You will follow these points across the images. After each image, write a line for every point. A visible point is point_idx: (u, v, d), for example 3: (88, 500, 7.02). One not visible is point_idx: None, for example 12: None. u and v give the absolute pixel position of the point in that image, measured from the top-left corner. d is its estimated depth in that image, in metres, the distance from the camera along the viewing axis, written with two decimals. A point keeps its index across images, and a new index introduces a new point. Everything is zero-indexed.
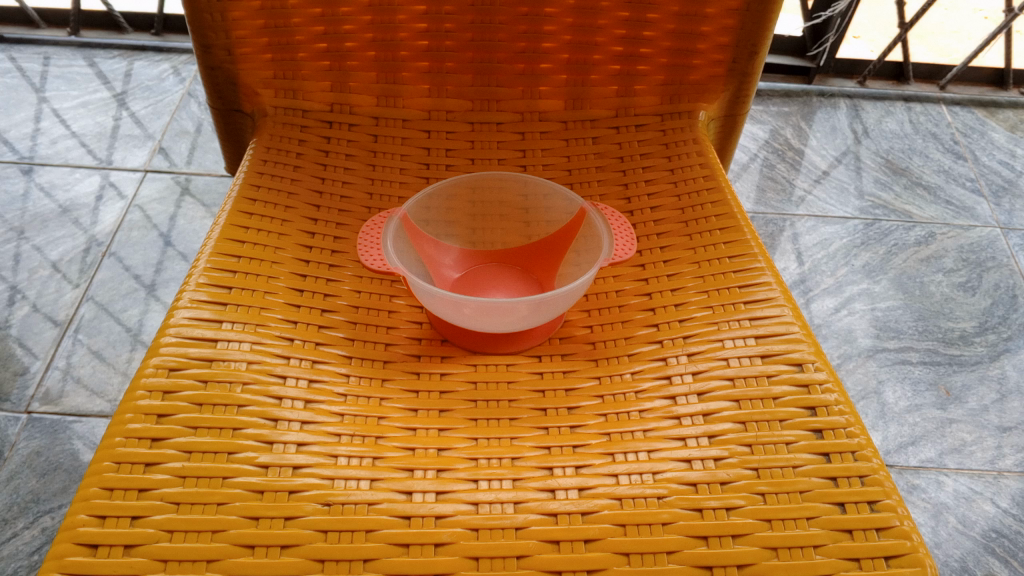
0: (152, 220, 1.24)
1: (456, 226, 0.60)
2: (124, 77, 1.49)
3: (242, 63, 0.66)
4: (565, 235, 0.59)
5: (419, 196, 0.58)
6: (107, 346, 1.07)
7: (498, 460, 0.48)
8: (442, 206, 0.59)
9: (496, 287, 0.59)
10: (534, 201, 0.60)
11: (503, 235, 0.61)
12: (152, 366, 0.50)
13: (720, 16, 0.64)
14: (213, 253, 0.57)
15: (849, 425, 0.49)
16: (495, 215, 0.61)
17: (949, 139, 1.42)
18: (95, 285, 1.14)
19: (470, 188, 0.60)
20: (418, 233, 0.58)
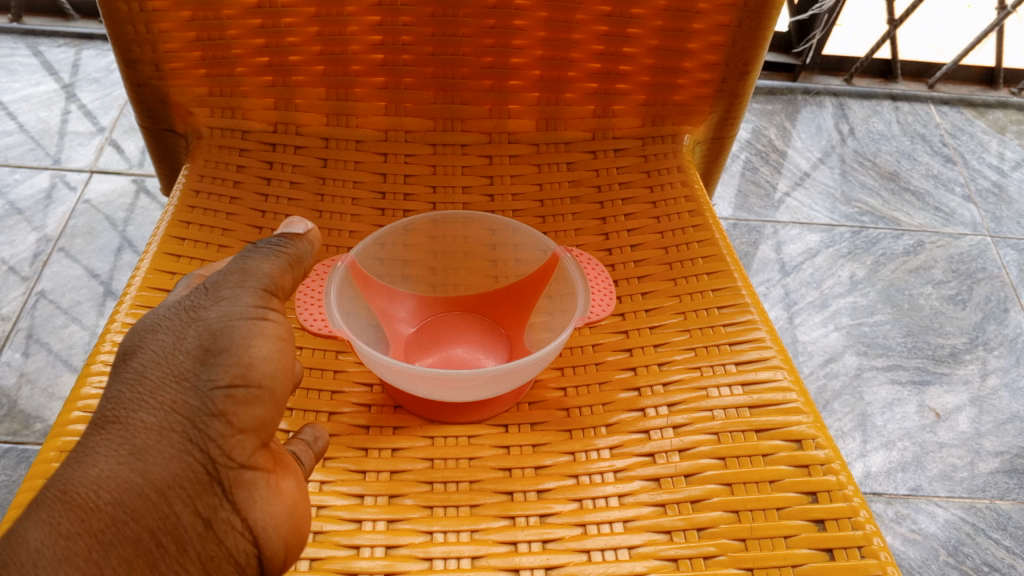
0: (107, 220, 1.16)
1: (413, 271, 0.54)
2: (71, 68, 1.39)
3: (172, 79, 0.59)
4: (536, 283, 0.53)
5: (370, 240, 0.51)
6: (61, 357, 0.99)
7: (457, 561, 0.41)
8: (396, 249, 0.53)
9: (457, 343, 0.53)
10: (501, 243, 0.54)
11: (466, 281, 0.55)
12: (54, 449, 0.43)
13: (708, 32, 0.57)
14: (133, 308, 0.50)
15: (855, 513, 0.42)
16: (456, 258, 0.54)
17: (937, 141, 1.37)
18: (45, 289, 1.06)
19: (429, 228, 0.53)
20: (368, 281, 0.51)
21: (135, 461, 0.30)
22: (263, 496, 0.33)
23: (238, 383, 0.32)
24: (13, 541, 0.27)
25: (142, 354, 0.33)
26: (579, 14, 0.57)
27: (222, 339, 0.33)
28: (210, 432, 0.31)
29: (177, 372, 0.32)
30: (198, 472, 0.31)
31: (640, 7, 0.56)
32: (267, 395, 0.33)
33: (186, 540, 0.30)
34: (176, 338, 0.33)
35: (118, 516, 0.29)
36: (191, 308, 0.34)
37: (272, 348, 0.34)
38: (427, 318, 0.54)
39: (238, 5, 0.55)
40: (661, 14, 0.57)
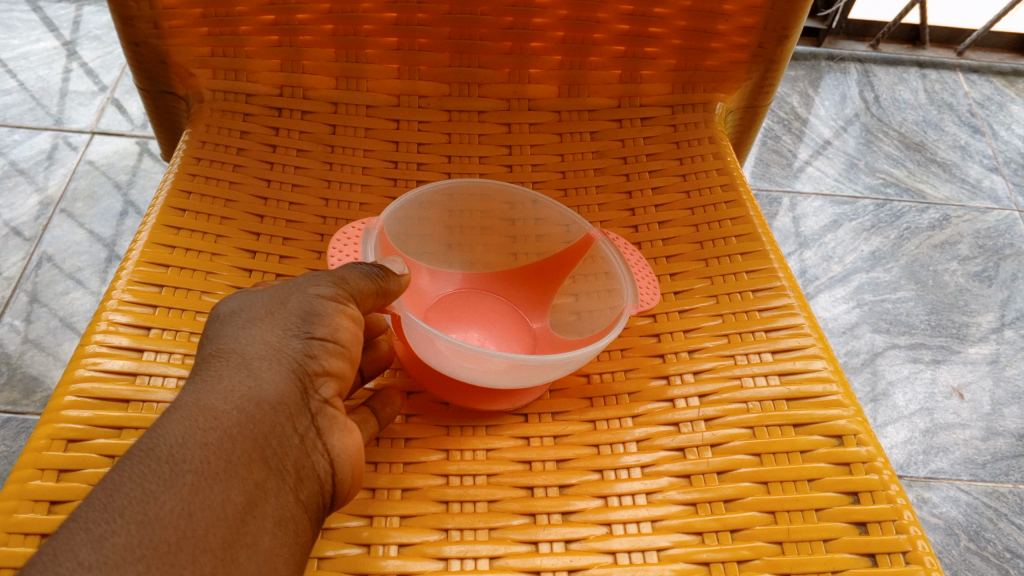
0: (113, 182, 1.12)
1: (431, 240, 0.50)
2: (72, 25, 1.34)
3: (171, 38, 0.55)
4: (563, 263, 0.51)
5: (400, 203, 0.47)
6: (68, 322, 0.97)
7: (474, 563, 0.39)
8: (422, 214, 0.49)
9: (477, 324, 0.51)
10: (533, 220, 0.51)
11: (483, 255, 0.52)
12: (45, 436, 0.40)
13: None
14: (130, 283, 0.47)
15: (898, 516, 0.40)
16: (478, 230, 0.51)
17: (966, 111, 1.33)
18: (48, 251, 1.03)
19: (459, 193, 0.50)
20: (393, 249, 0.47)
21: (249, 380, 0.33)
22: (339, 429, 0.36)
23: (330, 337, 0.36)
24: (157, 431, 0.30)
25: (238, 309, 0.36)
26: None
27: (317, 305, 0.37)
28: (305, 372, 0.35)
29: (279, 322, 0.36)
30: (294, 399, 0.34)
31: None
32: (345, 351, 0.38)
33: (288, 448, 0.33)
34: (277, 298, 0.37)
35: (242, 417, 0.32)
36: (292, 282, 0.38)
37: (352, 324, 0.38)
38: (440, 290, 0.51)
39: None
40: None
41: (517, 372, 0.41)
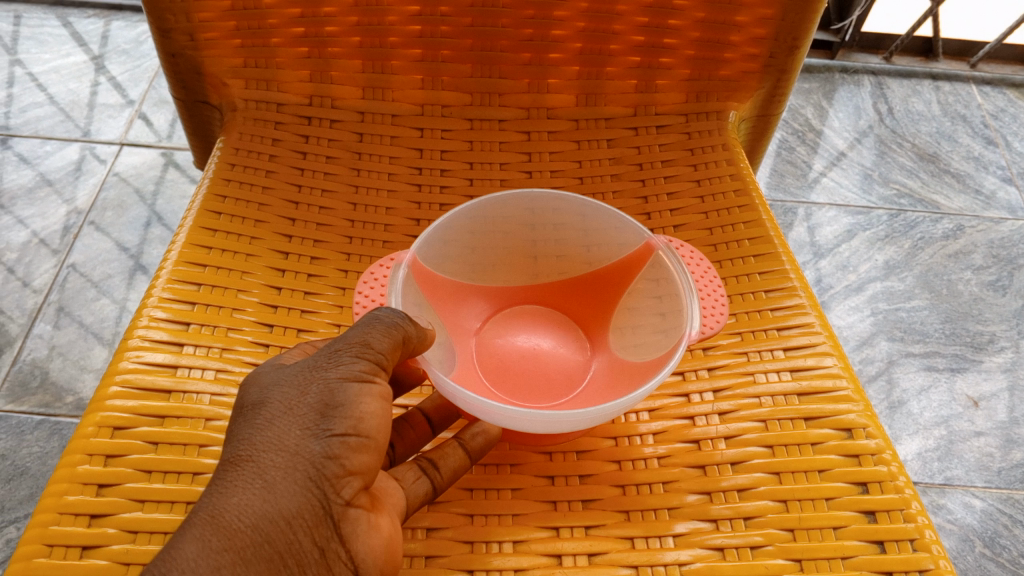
0: (138, 193, 1.15)
1: (469, 255, 0.52)
2: (100, 40, 1.37)
3: (206, 50, 0.58)
4: (607, 266, 0.53)
5: (428, 235, 0.48)
6: (91, 330, 1.00)
7: (499, 545, 0.41)
8: (454, 235, 0.50)
9: (527, 331, 0.54)
10: (574, 223, 0.52)
11: (524, 259, 0.54)
12: (92, 424, 0.43)
13: (758, 5, 0.55)
14: (170, 281, 0.50)
15: (906, 505, 0.41)
16: (517, 236, 0.53)
17: (979, 123, 1.34)
18: (74, 262, 1.06)
19: (490, 211, 0.51)
20: (427, 275, 0.50)
21: (264, 494, 0.33)
22: (366, 532, 0.35)
23: (351, 432, 0.35)
24: (169, 554, 0.31)
25: (268, 407, 0.36)
26: None
27: (338, 394, 0.36)
28: (324, 477, 0.34)
29: (301, 425, 0.35)
30: (313, 505, 0.34)
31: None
32: (374, 445, 0.36)
33: (305, 564, 0.33)
34: (300, 389, 0.36)
35: (256, 538, 0.32)
36: (317, 365, 0.37)
37: (380, 406, 0.37)
38: (488, 300, 0.55)
39: None
40: None
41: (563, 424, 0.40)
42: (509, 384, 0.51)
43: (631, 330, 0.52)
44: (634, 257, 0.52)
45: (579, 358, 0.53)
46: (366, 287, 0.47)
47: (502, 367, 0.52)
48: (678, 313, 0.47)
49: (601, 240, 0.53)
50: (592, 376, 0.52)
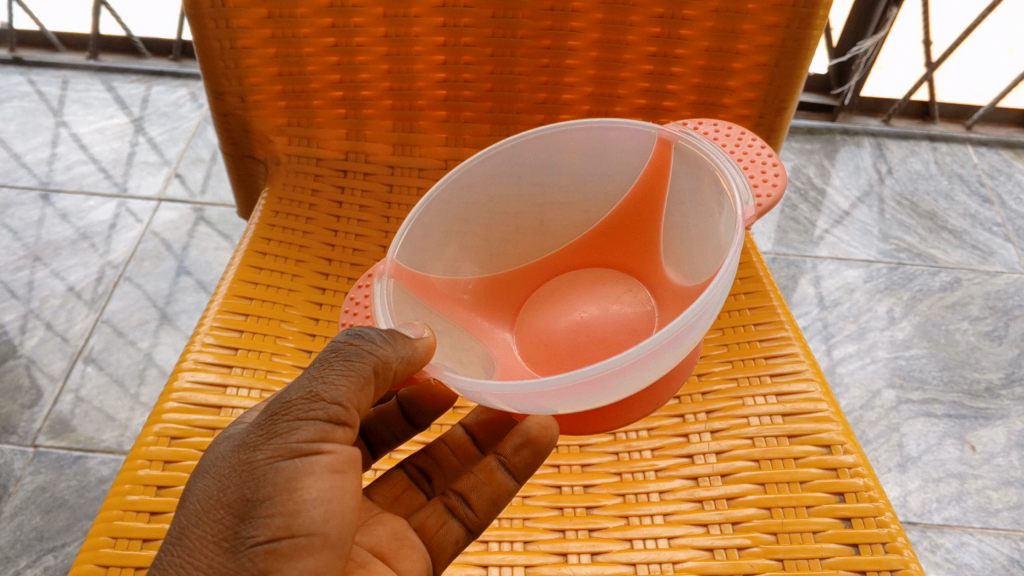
0: (167, 248, 1.21)
1: (458, 238, 0.57)
2: (141, 102, 1.42)
3: (255, 110, 0.65)
4: (613, 191, 0.59)
5: (408, 233, 0.53)
6: (117, 379, 1.06)
7: (511, 544, 0.48)
8: (434, 226, 0.55)
9: (576, 299, 0.60)
10: (560, 154, 0.57)
11: (521, 215, 0.60)
12: (153, 433, 0.50)
13: (747, 71, 0.61)
14: (221, 310, 0.57)
15: (879, 513, 0.46)
16: (504, 198, 0.58)
17: (975, 182, 1.37)
18: (108, 314, 1.12)
19: (460, 190, 0.56)
20: (420, 279, 0.54)
21: None
22: None
23: (279, 532, 0.35)
24: None
25: (195, 505, 0.36)
26: (627, 52, 0.62)
27: (265, 486, 0.36)
28: None
29: (224, 530, 0.36)
30: None
31: (688, 29, 0.60)
32: (312, 536, 0.36)
33: None
34: (224, 482, 0.36)
35: None
36: (247, 448, 0.37)
37: (322, 485, 0.36)
38: (508, 293, 0.61)
39: (318, 43, 0.61)
40: (703, 53, 0.61)
41: (639, 374, 0.44)
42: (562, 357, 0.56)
43: (673, 255, 0.57)
44: (643, 174, 0.57)
45: (636, 306, 0.58)
46: (349, 313, 0.49)
47: (553, 345, 0.57)
48: (713, 212, 0.52)
49: (593, 157, 0.57)
50: (652, 322, 0.56)
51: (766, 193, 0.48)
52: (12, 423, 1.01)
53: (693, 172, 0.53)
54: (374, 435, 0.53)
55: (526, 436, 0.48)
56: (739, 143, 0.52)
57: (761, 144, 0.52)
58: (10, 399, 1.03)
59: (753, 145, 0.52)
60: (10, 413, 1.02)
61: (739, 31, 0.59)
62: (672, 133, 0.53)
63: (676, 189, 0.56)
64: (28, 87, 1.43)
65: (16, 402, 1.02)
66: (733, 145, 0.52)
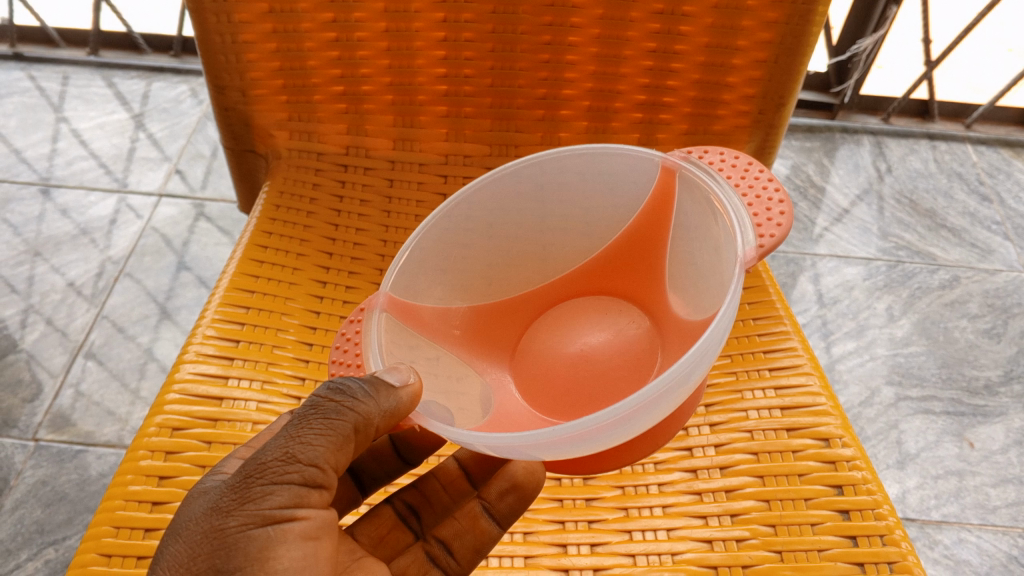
0: (167, 243, 1.21)
1: (455, 268, 0.55)
2: (142, 98, 1.42)
3: (256, 105, 0.65)
4: (620, 216, 0.56)
5: (400, 263, 0.52)
6: (118, 373, 1.06)
7: (511, 535, 0.49)
8: (430, 254, 0.53)
9: (575, 327, 0.57)
10: (562, 180, 0.55)
11: (522, 244, 0.57)
12: (155, 424, 0.51)
13: (747, 67, 0.62)
14: (222, 303, 0.57)
15: (878, 506, 0.47)
16: (504, 224, 0.56)
17: (974, 180, 1.37)
18: (108, 309, 1.12)
19: (459, 216, 0.54)
20: (410, 312, 0.52)
21: None
22: None
23: None
24: None
25: (165, 562, 0.37)
26: (627, 48, 0.62)
27: (237, 554, 0.36)
28: None
29: None
30: None
31: (688, 25, 0.60)
32: None
33: None
34: (195, 545, 0.37)
35: None
36: (220, 510, 0.37)
37: (295, 553, 0.37)
38: (507, 319, 0.58)
39: (319, 37, 0.61)
40: (703, 49, 0.61)
41: (643, 416, 0.41)
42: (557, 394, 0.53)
43: (676, 279, 0.55)
44: (652, 195, 0.54)
45: (637, 333, 0.55)
46: (341, 350, 0.48)
47: (552, 380, 0.54)
48: (717, 244, 0.49)
49: (598, 183, 0.55)
50: (653, 352, 0.54)
51: (768, 233, 0.46)
52: (13, 418, 1.01)
53: (701, 196, 0.51)
54: (363, 470, 0.52)
55: (513, 481, 0.48)
56: (744, 174, 0.49)
57: (769, 175, 0.49)
58: (11, 393, 1.03)
59: (760, 177, 0.49)
60: (10, 407, 1.02)
61: (739, 27, 0.59)
62: (676, 162, 0.51)
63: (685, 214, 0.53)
64: (28, 83, 1.43)
65: (17, 396, 1.03)
66: (738, 176, 0.49)
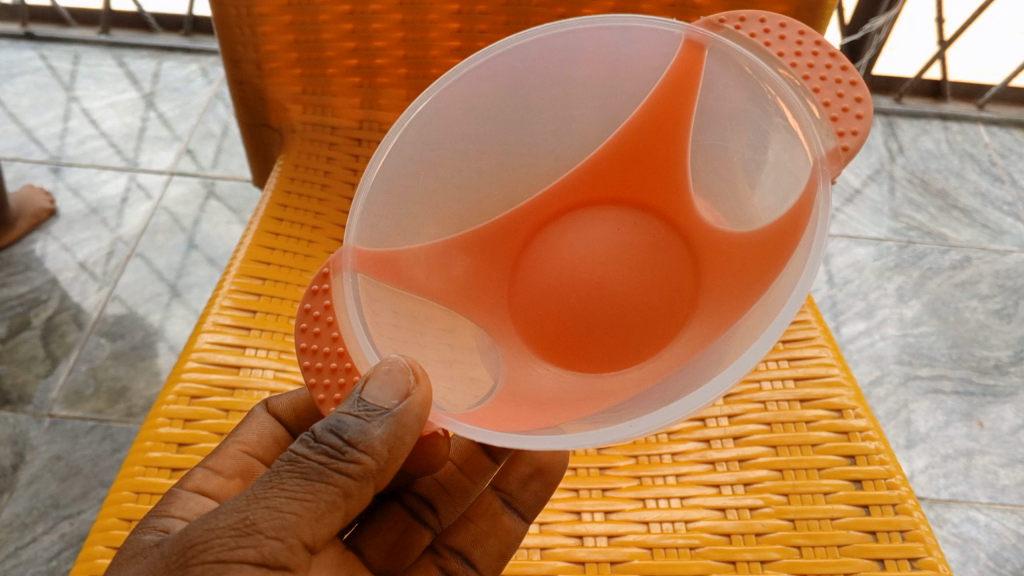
0: (177, 222, 1.21)
1: (428, 193, 0.51)
2: (152, 78, 1.42)
3: (270, 78, 0.66)
4: (627, 100, 0.53)
5: (367, 186, 0.47)
6: (130, 352, 1.06)
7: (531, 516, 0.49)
8: (421, 161, 0.49)
9: (581, 244, 0.56)
10: (567, 56, 0.50)
11: (519, 155, 0.54)
12: (173, 393, 0.52)
13: None
14: (239, 274, 0.58)
15: (890, 476, 0.48)
16: (506, 129, 0.52)
17: (986, 161, 1.36)
18: (120, 288, 1.13)
19: (451, 117, 0.49)
20: (382, 258, 0.48)
21: None
22: None
23: None
24: None
25: None
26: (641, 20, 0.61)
27: None
28: None
29: None
30: None
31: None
32: None
33: None
34: None
35: None
36: None
37: None
38: (498, 245, 0.55)
39: (333, 11, 0.61)
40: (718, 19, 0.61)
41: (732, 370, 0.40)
42: (589, 334, 0.55)
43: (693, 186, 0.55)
44: (669, 73, 0.50)
45: (654, 246, 0.56)
46: (309, 334, 0.42)
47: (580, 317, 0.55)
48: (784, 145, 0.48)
49: (605, 63, 0.50)
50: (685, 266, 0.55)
51: (846, 129, 0.45)
52: (27, 394, 1.02)
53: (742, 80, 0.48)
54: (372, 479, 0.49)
55: (536, 467, 0.49)
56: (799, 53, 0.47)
57: (826, 48, 0.47)
58: (25, 369, 1.04)
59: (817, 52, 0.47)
60: (25, 383, 1.03)
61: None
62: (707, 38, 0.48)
63: (711, 100, 0.51)
64: (39, 62, 1.43)
65: (31, 373, 1.04)
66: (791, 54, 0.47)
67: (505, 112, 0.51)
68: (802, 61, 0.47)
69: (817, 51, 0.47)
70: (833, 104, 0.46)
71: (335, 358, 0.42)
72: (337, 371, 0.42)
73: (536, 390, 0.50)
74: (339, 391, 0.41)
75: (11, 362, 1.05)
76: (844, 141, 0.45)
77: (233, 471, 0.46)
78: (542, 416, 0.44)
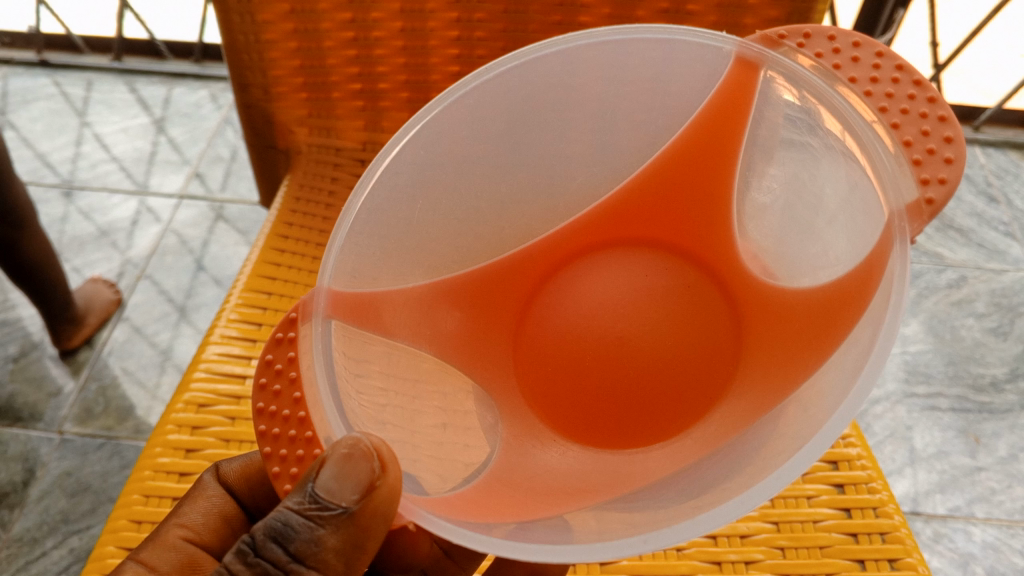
0: (186, 245, 1.24)
1: (418, 226, 0.52)
2: (163, 104, 1.45)
3: (278, 102, 0.69)
4: (670, 121, 0.55)
5: (346, 225, 0.47)
6: (138, 372, 1.09)
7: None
8: (429, 185, 0.52)
9: (584, 289, 0.60)
10: (609, 68, 0.52)
11: (535, 172, 0.57)
12: (182, 401, 0.55)
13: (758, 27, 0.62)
14: (245, 289, 0.60)
15: (871, 481, 0.51)
16: (524, 149, 0.55)
17: (982, 182, 1.35)
18: (129, 309, 1.15)
19: (464, 142, 0.52)
20: (361, 300, 0.48)
21: None
22: None
23: None
24: None
25: None
26: (640, 10, 0.62)
27: None
28: None
29: None
30: None
31: (693, 21, 0.62)
32: None
33: None
34: None
35: None
36: None
37: None
38: (501, 287, 0.58)
39: (338, 37, 0.64)
40: (715, 13, 0.61)
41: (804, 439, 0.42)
42: (590, 376, 0.58)
43: (699, 230, 0.59)
44: (720, 88, 0.52)
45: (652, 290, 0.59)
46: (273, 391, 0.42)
47: (588, 364, 0.58)
48: (840, 176, 0.50)
49: (641, 78, 0.53)
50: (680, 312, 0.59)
51: (932, 174, 0.45)
52: (38, 411, 1.04)
53: (789, 107, 0.51)
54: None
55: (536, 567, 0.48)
56: (880, 84, 0.47)
57: (909, 77, 0.47)
58: (37, 388, 1.06)
59: (899, 82, 0.47)
60: (36, 401, 1.05)
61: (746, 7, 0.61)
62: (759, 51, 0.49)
63: (757, 129, 0.54)
64: (53, 89, 1.46)
65: (42, 391, 1.06)
66: (869, 83, 0.47)
67: (526, 130, 0.54)
68: (880, 90, 0.47)
69: (899, 77, 0.47)
70: (917, 144, 0.45)
71: (295, 424, 0.41)
72: (296, 441, 0.41)
73: (544, 468, 0.52)
74: (295, 466, 0.40)
75: (23, 381, 1.07)
76: (930, 190, 0.45)
77: (171, 567, 0.45)
78: (540, 505, 0.45)
